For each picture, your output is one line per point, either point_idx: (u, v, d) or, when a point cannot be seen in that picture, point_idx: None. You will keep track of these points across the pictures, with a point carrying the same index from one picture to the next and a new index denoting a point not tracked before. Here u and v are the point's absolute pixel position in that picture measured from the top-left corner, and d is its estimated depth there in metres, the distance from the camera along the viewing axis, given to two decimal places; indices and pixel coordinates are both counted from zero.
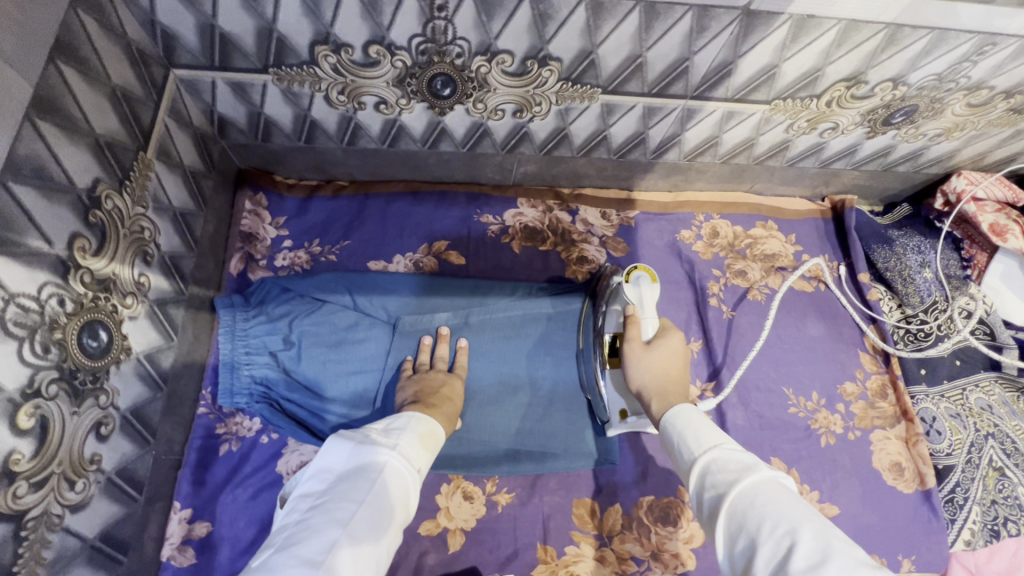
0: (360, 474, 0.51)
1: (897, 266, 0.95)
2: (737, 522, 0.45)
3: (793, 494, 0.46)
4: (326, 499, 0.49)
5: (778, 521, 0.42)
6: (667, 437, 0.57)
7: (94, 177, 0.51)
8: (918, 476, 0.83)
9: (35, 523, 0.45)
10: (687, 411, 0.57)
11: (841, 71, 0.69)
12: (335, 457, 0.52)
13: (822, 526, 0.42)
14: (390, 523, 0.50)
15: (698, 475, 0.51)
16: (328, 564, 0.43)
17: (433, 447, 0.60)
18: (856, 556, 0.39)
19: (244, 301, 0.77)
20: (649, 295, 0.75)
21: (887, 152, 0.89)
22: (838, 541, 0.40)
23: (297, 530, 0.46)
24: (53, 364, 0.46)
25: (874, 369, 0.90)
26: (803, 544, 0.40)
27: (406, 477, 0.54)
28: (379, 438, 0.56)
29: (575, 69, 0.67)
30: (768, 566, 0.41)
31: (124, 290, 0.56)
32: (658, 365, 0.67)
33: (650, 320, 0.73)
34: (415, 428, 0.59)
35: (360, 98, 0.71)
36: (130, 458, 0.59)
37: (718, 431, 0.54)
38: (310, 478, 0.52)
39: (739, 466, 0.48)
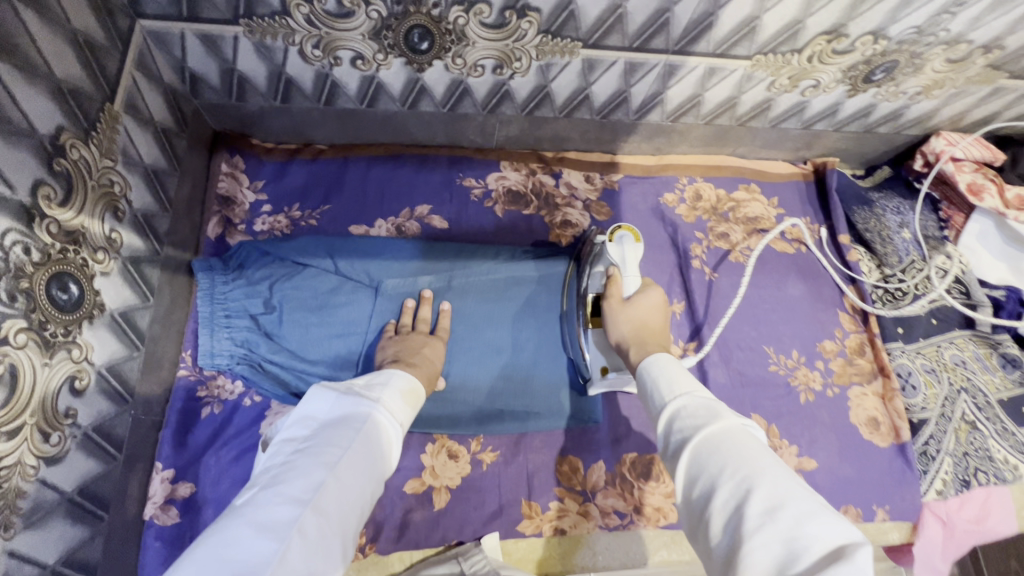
0: (344, 422, 0.51)
1: (875, 226, 0.96)
2: (698, 465, 0.46)
3: (757, 441, 0.46)
4: (312, 444, 0.49)
5: (738, 465, 0.43)
6: (640, 385, 0.57)
7: (57, 124, 0.50)
8: (894, 430, 0.85)
9: (8, 473, 0.44)
10: (665, 360, 0.58)
11: (822, 23, 0.69)
12: (319, 405, 0.52)
13: (782, 471, 0.43)
14: (375, 469, 0.50)
15: (666, 421, 0.51)
16: (313, 504, 0.44)
17: (416, 404, 0.60)
18: (812, 499, 0.40)
19: (223, 264, 0.76)
20: (633, 250, 0.73)
21: (868, 112, 0.89)
22: (794, 485, 0.41)
23: (283, 470, 0.46)
24: (20, 313, 0.45)
25: (853, 329, 0.92)
26: (759, 489, 0.41)
27: (390, 427, 0.54)
28: (361, 391, 0.55)
29: (555, 20, 0.66)
30: (723, 507, 0.42)
31: (95, 244, 0.55)
32: (638, 317, 0.68)
33: (632, 277, 0.72)
34: (398, 384, 0.59)
35: (335, 52, 0.69)
36: (108, 415, 0.58)
37: (691, 380, 0.54)
38: (294, 424, 0.52)
39: (708, 412, 0.49)
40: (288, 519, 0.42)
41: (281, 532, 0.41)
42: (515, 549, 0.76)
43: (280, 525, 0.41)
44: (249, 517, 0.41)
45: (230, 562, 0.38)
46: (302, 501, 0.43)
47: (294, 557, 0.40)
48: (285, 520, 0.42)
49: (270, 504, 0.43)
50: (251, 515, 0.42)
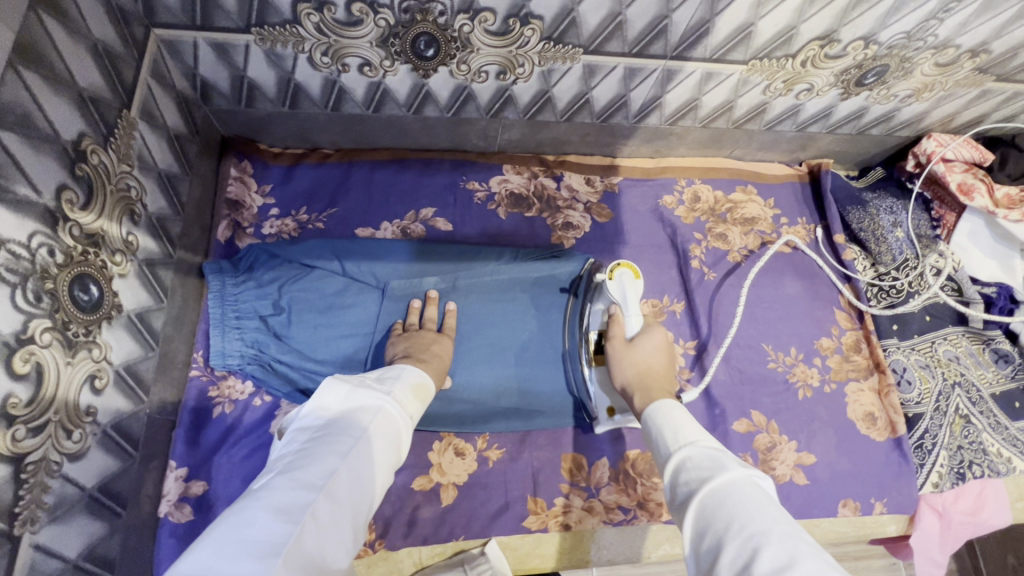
0: (356, 414, 0.52)
1: (870, 225, 0.97)
2: (705, 520, 0.45)
3: (767, 495, 0.46)
4: (324, 432, 0.50)
5: (747, 521, 0.43)
6: (648, 431, 0.58)
7: (79, 130, 0.51)
8: (890, 425, 0.87)
9: (35, 468, 0.46)
10: (667, 407, 0.59)
11: (815, 29, 0.72)
12: (331, 397, 0.54)
13: (792, 530, 0.42)
14: (385, 458, 0.52)
15: (672, 471, 0.52)
16: (326, 491, 0.45)
17: (424, 399, 0.62)
18: (822, 560, 0.40)
19: (232, 266, 0.78)
20: (631, 289, 0.77)
21: (860, 114, 0.92)
22: (804, 545, 0.41)
23: (296, 456, 0.47)
24: (45, 313, 0.47)
25: (849, 326, 0.94)
26: (769, 548, 0.40)
27: (399, 420, 0.56)
28: (374, 383, 0.58)
29: (557, 27, 0.68)
30: (731, 567, 0.41)
31: (114, 247, 0.57)
32: (641, 360, 0.70)
33: (634, 316, 0.75)
34: (407, 379, 0.61)
35: (344, 59, 0.71)
36: (124, 414, 0.59)
37: (699, 431, 0.55)
38: (307, 414, 0.53)
39: (715, 462, 0.49)
40: (303, 502, 0.43)
41: (296, 514, 0.42)
42: (521, 544, 0.77)
43: (295, 507, 0.42)
44: (265, 498, 0.42)
45: (247, 541, 0.39)
46: (315, 486, 0.44)
47: (308, 539, 0.42)
48: (299, 502, 0.43)
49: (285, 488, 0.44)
50: (266, 498, 0.43)
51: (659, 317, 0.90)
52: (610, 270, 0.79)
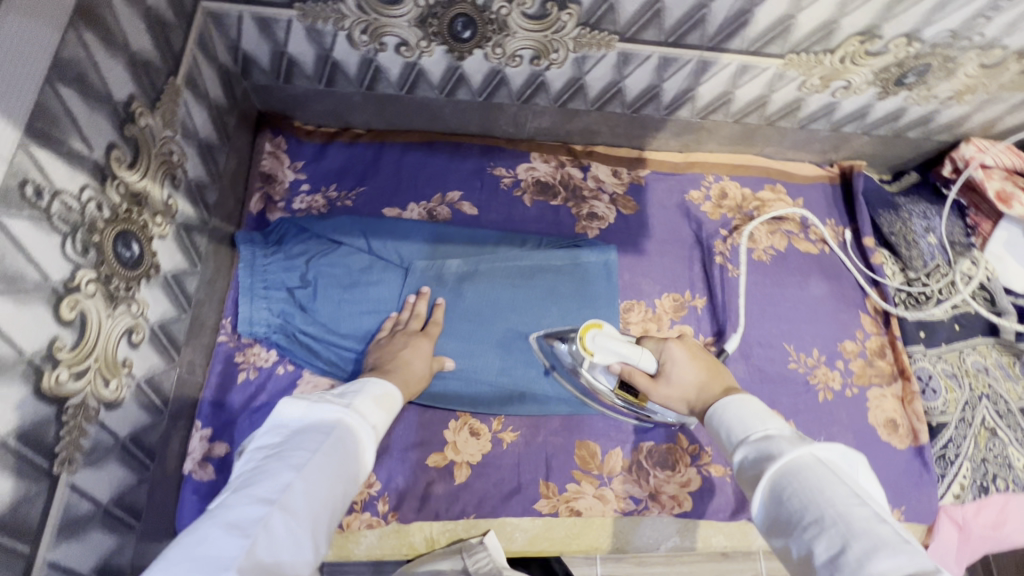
0: (313, 428, 0.51)
1: (901, 230, 0.96)
2: (773, 513, 0.46)
3: (826, 471, 0.45)
4: (281, 448, 0.50)
5: (803, 512, 0.43)
6: (712, 426, 0.58)
7: (129, 93, 0.53)
8: (912, 433, 0.85)
9: (75, 411, 0.47)
10: (722, 403, 0.58)
11: (856, 23, 0.71)
12: (289, 413, 0.53)
13: (853, 509, 0.42)
14: (346, 471, 0.50)
15: (736, 468, 0.52)
16: (280, 503, 0.44)
17: (392, 409, 0.61)
18: (884, 537, 0.39)
19: (263, 239, 0.81)
20: (612, 341, 0.67)
21: (897, 115, 0.90)
22: (866, 525, 0.41)
23: (253, 474, 0.48)
24: (91, 265, 0.49)
25: (874, 331, 0.92)
26: (826, 536, 0.41)
27: (361, 430, 0.54)
28: (334, 396, 0.56)
29: (594, 13, 0.69)
30: (797, 555, 0.43)
31: (155, 208, 0.59)
32: (683, 385, 0.66)
33: (643, 358, 0.67)
34: (370, 390, 0.59)
35: (381, 38, 0.73)
36: (157, 369, 0.61)
37: (756, 418, 0.54)
38: (267, 430, 0.53)
39: (772, 452, 0.48)
40: (255, 515, 0.43)
41: (246, 528, 0.42)
42: (531, 526, 0.77)
43: (246, 522, 0.42)
44: (219, 515, 0.43)
45: (198, 558, 0.40)
46: (268, 500, 0.44)
47: (261, 550, 0.42)
48: (251, 516, 0.43)
49: (238, 504, 0.44)
50: (221, 516, 0.43)
51: (679, 312, 0.90)
52: (580, 343, 0.69)
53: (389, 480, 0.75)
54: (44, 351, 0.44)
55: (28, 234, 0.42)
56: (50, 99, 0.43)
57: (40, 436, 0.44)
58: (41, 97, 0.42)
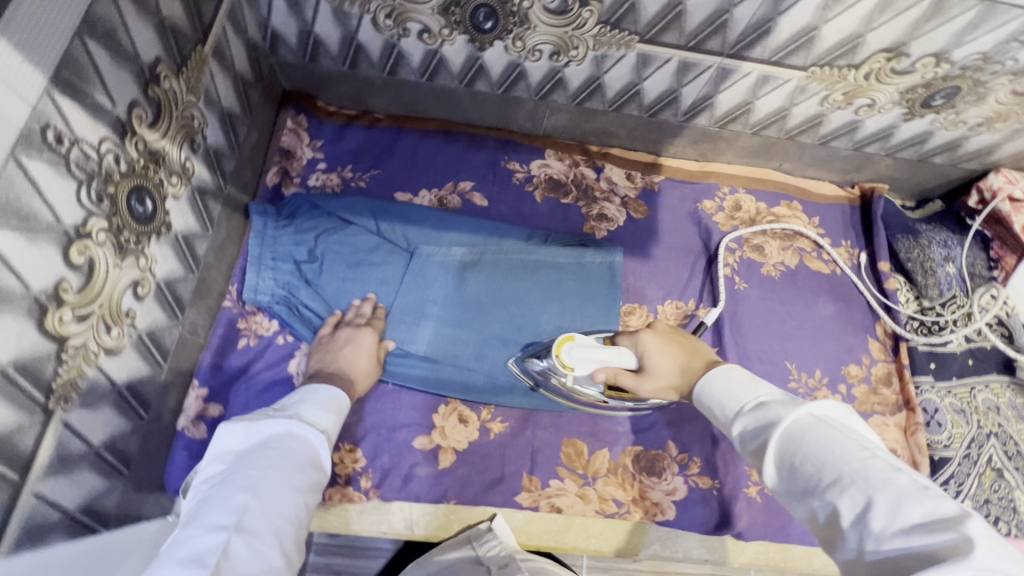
0: (259, 446, 0.55)
1: (919, 257, 0.93)
2: (786, 478, 0.46)
3: (831, 429, 0.46)
4: (229, 474, 0.52)
5: (819, 474, 0.43)
6: (704, 399, 0.59)
7: (156, 55, 0.55)
8: (912, 465, 0.83)
9: (75, 352, 0.49)
10: (712, 379, 0.59)
11: (883, 40, 0.69)
12: (232, 439, 0.56)
13: (866, 462, 0.42)
14: (300, 476, 0.54)
15: (738, 440, 0.53)
16: (236, 525, 0.46)
17: (338, 410, 0.65)
18: (904, 486, 0.40)
19: (276, 211, 0.83)
20: (586, 349, 0.71)
21: (923, 139, 0.88)
22: (884, 476, 0.41)
23: (204, 506, 0.49)
24: (103, 215, 0.51)
25: (881, 357, 0.90)
26: (847, 495, 0.41)
27: (310, 434, 0.58)
28: (276, 411, 0.60)
29: (615, 12, 0.69)
30: (821, 519, 0.43)
31: (171, 169, 0.61)
32: (663, 372, 0.67)
33: (620, 358, 0.69)
34: (314, 397, 0.64)
35: (405, 24, 0.74)
36: (159, 324, 0.64)
37: (747, 388, 0.55)
38: (211, 462, 0.55)
39: (769, 419, 0.50)
40: (214, 543, 0.45)
41: (207, 557, 0.44)
42: (511, 518, 0.77)
43: (205, 552, 0.44)
44: (175, 553, 0.44)
45: None
46: (223, 526, 0.46)
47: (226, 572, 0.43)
48: (209, 545, 0.45)
49: (195, 536, 0.46)
50: (178, 554, 0.45)
51: (681, 320, 0.89)
52: (559, 357, 0.72)
53: (375, 457, 0.76)
54: (51, 291, 0.46)
55: (45, 176, 0.44)
56: (78, 52, 0.45)
57: (39, 370, 0.46)
58: (69, 49, 0.44)
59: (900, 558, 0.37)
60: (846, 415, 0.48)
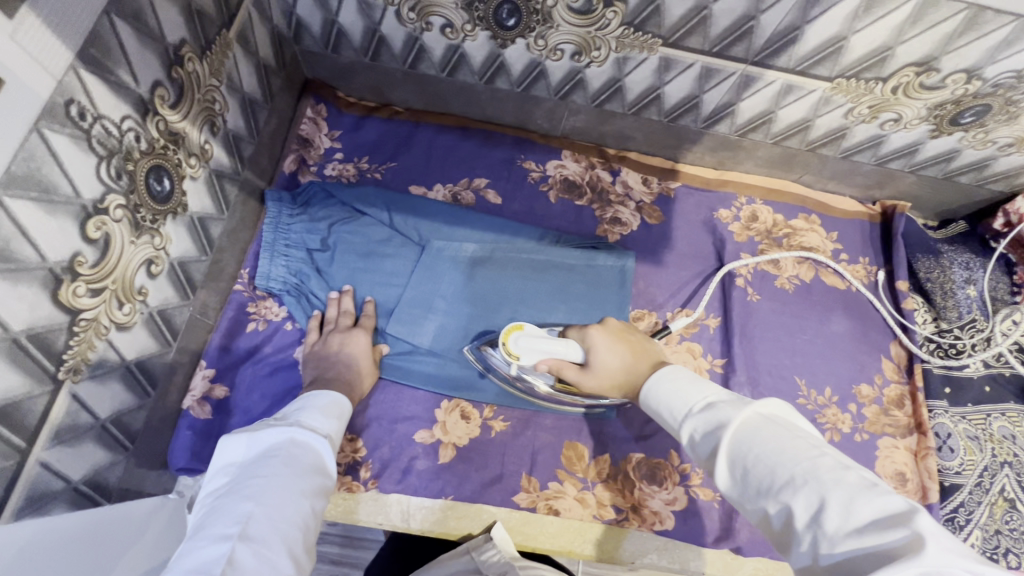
0: (262, 456, 0.55)
1: (939, 278, 0.91)
2: (739, 481, 0.46)
3: (780, 430, 0.46)
4: (232, 485, 0.52)
5: (772, 475, 0.43)
6: (650, 401, 0.58)
7: (181, 37, 0.56)
8: (921, 490, 0.81)
9: (86, 325, 0.50)
10: (659, 379, 0.59)
11: (913, 53, 0.67)
12: (233, 450, 0.56)
13: (815, 461, 0.42)
14: (304, 483, 0.54)
15: (688, 443, 0.52)
16: (241, 534, 0.46)
17: (340, 417, 0.67)
18: (853, 484, 0.40)
19: (291, 199, 0.83)
20: (534, 339, 0.70)
21: (950, 157, 0.86)
22: (834, 475, 0.41)
23: (207, 517, 0.49)
24: (122, 192, 0.51)
25: (895, 378, 0.88)
26: (800, 495, 0.41)
27: (312, 440, 0.59)
28: (278, 420, 0.60)
29: (639, 14, 0.68)
30: (777, 522, 0.43)
31: (191, 150, 0.62)
32: (608, 371, 0.66)
33: (567, 350, 0.69)
34: (316, 404, 0.65)
35: (428, 17, 0.74)
36: (170, 303, 0.64)
37: (694, 390, 0.55)
38: (214, 474, 0.55)
39: (715, 421, 0.50)
40: (219, 553, 0.45)
41: (213, 568, 0.43)
42: (508, 518, 0.75)
43: (211, 562, 0.44)
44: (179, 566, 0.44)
45: None
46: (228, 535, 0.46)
47: None
48: (214, 555, 0.44)
49: (199, 548, 0.46)
50: (183, 566, 0.44)
51: (690, 329, 0.88)
52: (505, 345, 0.70)
53: (375, 448, 0.76)
54: (67, 263, 0.46)
55: (67, 150, 0.44)
56: (106, 30, 0.46)
57: (51, 341, 0.47)
58: (97, 26, 0.45)
59: (855, 557, 0.36)
60: (792, 414, 0.49)
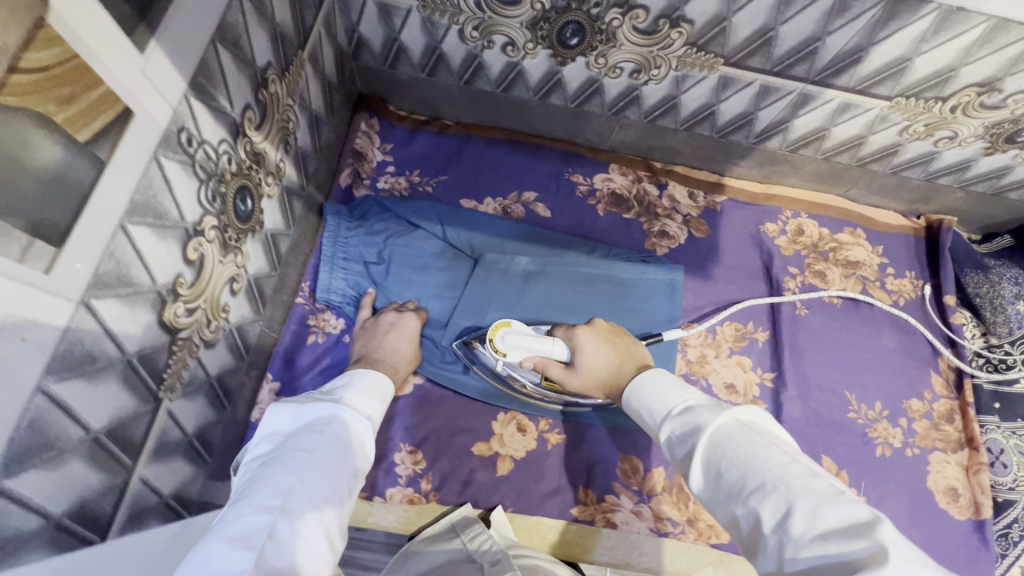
0: (307, 429, 0.54)
1: (988, 292, 0.91)
2: (712, 485, 0.46)
3: (755, 435, 0.45)
4: (277, 454, 0.51)
5: (742, 479, 0.43)
6: (636, 404, 0.60)
7: (267, 61, 0.57)
8: (974, 505, 0.81)
9: (182, 344, 0.51)
10: (641, 384, 0.60)
11: (977, 74, 0.68)
12: (280, 420, 0.55)
13: (786, 467, 0.41)
14: (346, 464, 0.53)
15: (667, 446, 0.53)
16: (282, 507, 0.45)
17: (383, 397, 0.65)
18: (821, 491, 0.39)
19: (348, 212, 0.85)
20: (521, 337, 0.70)
21: (1001, 174, 0.86)
22: (803, 481, 0.40)
23: (251, 484, 0.48)
24: (215, 214, 0.53)
25: (944, 394, 0.88)
26: (768, 501, 0.40)
27: (355, 421, 0.58)
28: (323, 395, 0.59)
29: (704, 34, 0.69)
30: (746, 527, 0.42)
31: (269, 170, 0.63)
32: (591, 371, 0.68)
33: (552, 349, 0.69)
34: (359, 383, 0.63)
35: (491, 36, 0.75)
36: (246, 318, 0.65)
37: (676, 394, 0.56)
38: (259, 442, 0.54)
39: (691, 425, 0.50)
40: (260, 523, 0.43)
41: (254, 537, 0.42)
42: (565, 531, 0.76)
43: (253, 532, 0.43)
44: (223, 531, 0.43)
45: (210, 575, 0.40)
46: (270, 506, 0.45)
47: (272, 555, 0.42)
48: (255, 526, 0.43)
49: (242, 514, 0.45)
50: (225, 531, 0.43)
51: (739, 342, 0.89)
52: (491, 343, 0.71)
53: (435, 460, 0.77)
54: (170, 286, 0.48)
55: (176, 176, 0.45)
56: (212, 58, 0.47)
57: (155, 360, 0.48)
58: (205, 55, 0.46)
59: (816, 564, 0.35)
60: (769, 420, 0.48)
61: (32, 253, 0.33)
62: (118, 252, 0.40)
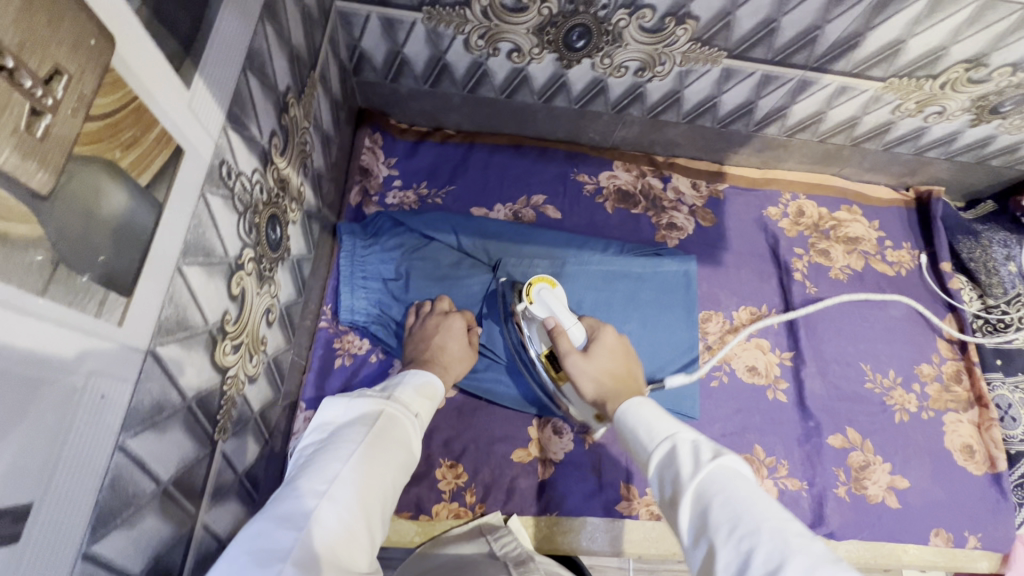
0: (358, 421, 0.52)
1: (980, 257, 0.96)
2: (700, 521, 0.46)
3: (754, 487, 0.46)
4: (328, 443, 0.50)
5: (736, 521, 0.43)
6: (626, 423, 0.58)
7: (288, 84, 0.56)
8: (989, 459, 0.86)
9: (231, 382, 0.50)
10: (643, 406, 0.59)
11: (966, 51, 0.71)
12: (334, 410, 0.54)
13: (783, 524, 0.43)
14: (394, 460, 0.51)
15: (657, 472, 0.52)
16: (327, 494, 0.44)
17: (433, 397, 0.62)
18: (817, 555, 0.40)
19: (362, 230, 0.84)
20: (557, 300, 0.71)
21: (984, 143, 0.91)
22: (799, 541, 0.41)
23: (301, 469, 0.48)
24: (252, 245, 0.51)
25: (950, 355, 0.93)
26: (762, 551, 0.41)
27: (405, 419, 0.56)
28: (375, 390, 0.58)
29: (709, 29, 0.70)
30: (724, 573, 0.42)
31: (292, 195, 0.61)
32: (598, 364, 0.68)
33: (574, 327, 0.70)
34: (409, 380, 0.61)
35: (497, 43, 0.75)
36: (280, 348, 0.64)
37: (675, 424, 0.55)
38: (312, 432, 0.53)
39: (688, 459, 0.50)
40: (306, 507, 0.43)
41: (299, 520, 0.42)
42: (611, 528, 0.76)
43: (299, 515, 0.42)
44: (272, 511, 0.43)
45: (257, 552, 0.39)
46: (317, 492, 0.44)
47: (315, 540, 0.41)
48: (302, 509, 0.43)
49: (289, 497, 0.44)
50: (272, 511, 0.43)
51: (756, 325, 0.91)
52: (526, 291, 0.72)
53: (476, 472, 0.77)
54: (219, 325, 0.46)
55: (220, 211, 0.44)
56: (244, 88, 0.46)
57: (210, 403, 0.46)
58: (238, 84, 0.45)
59: None
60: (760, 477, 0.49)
61: (107, 306, 0.31)
62: (176, 296, 0.39)
